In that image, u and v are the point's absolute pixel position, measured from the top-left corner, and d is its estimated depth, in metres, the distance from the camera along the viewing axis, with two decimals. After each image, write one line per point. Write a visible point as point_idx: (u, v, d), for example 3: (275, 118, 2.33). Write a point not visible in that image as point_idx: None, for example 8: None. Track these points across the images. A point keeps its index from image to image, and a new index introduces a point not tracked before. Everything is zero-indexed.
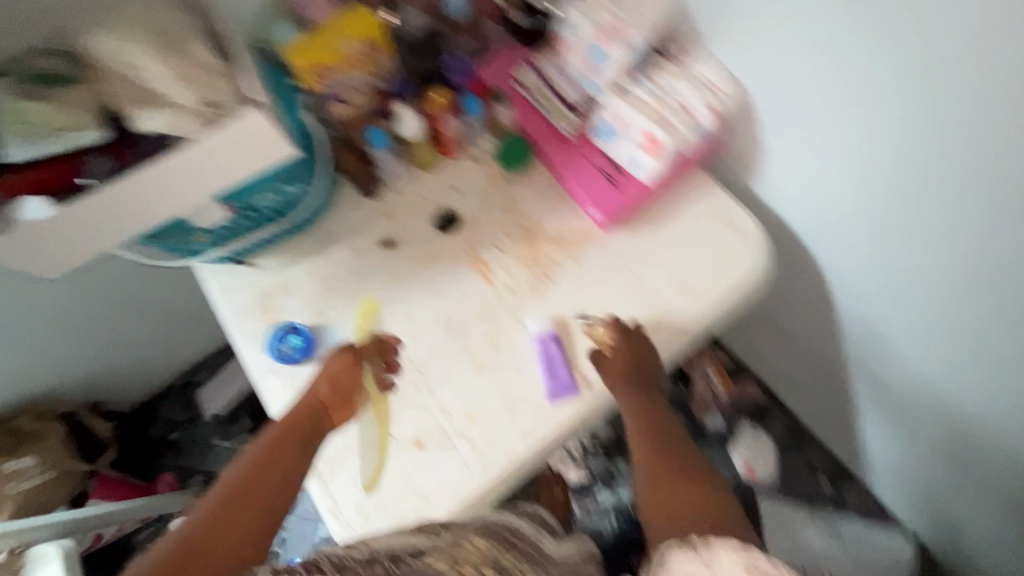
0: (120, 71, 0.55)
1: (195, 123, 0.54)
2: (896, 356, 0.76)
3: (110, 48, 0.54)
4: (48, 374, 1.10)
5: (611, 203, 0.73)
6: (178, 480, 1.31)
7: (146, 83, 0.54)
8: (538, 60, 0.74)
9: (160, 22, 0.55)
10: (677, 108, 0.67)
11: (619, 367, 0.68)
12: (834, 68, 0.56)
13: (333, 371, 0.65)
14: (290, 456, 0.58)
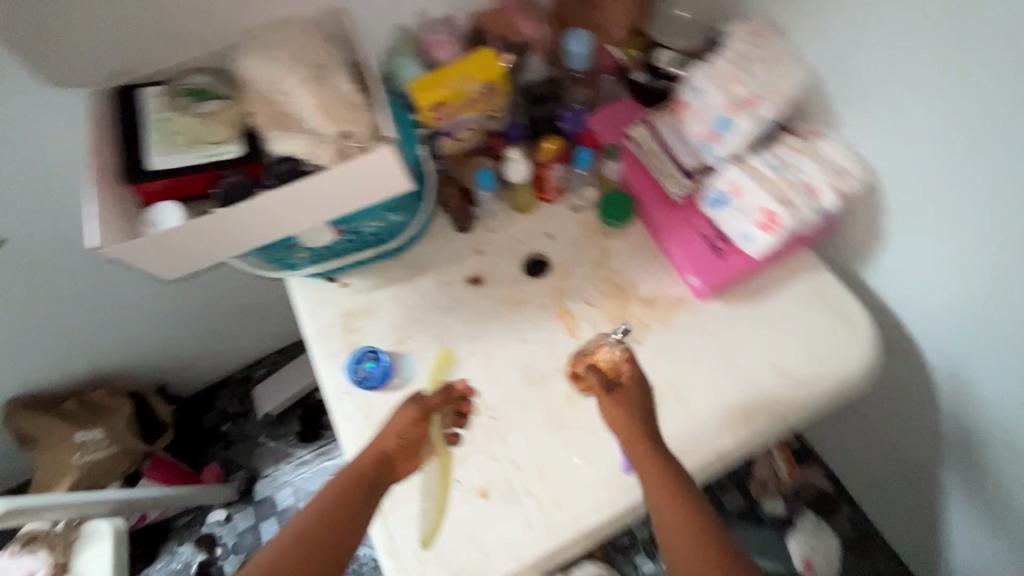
0: (270, 95, 0.57)
1: (328, 151, 0.55)
2: (1010, 480, 0.69)
3: (265, 73, 0.57)
4: (127, 354, 1.15)
5: (714, 273, 0.70)
6: (223, 473, 1.34)
7: (294, 111, 0.57)
8: (655, 120, 0.72)
9: (315, 53, 0.58)
10: (801, 188, 0.64)
11: (623, 406, 0.61)
12: (999, 169, 0.53)
13: (399, 425, 0.61)
14: (353, 510, 0.57)
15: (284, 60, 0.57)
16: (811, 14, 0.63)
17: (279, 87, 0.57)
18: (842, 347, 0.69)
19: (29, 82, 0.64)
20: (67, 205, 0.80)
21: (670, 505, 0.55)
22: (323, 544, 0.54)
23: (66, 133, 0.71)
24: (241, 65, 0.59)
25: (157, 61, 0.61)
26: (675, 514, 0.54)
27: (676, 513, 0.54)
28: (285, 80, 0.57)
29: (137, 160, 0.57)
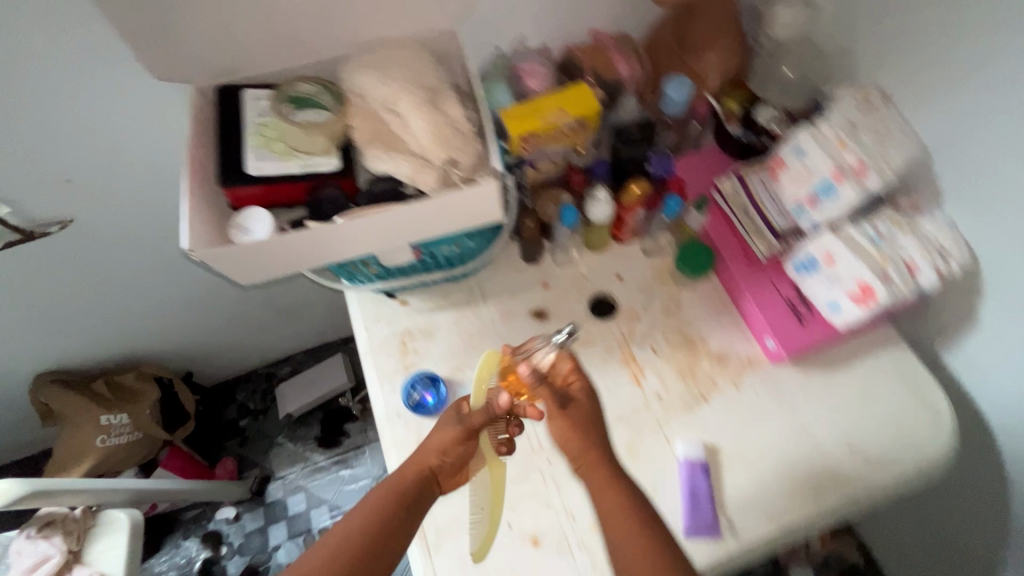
0: (379, 114, 0.57)
1: (431, 176, 0.54)
2: None
3: (377, 91, 0.57)
4: (162, 340, 1.13)
5: (794, 338, 0.68)
6: (237, 469, 1.31)
7: (402, 132, 0.56)
8: (747, 175, 0.71)
9: (427, 75, 0.57)
10: (900, 265, 0.62)
11: (574, 420, 0.57)
12: None
13: (444, 442, 0.56)
14: (395, 527, 0.53)
15: (396, 79, 0.57)
16: (927, 89, 0.62)
17: (390, 106, 0.57)
18: (920, 430, 0.66)
19: (127, 69, 0.64)
20: (136, 192, 0.79)
21: (631, 536, 0.52)
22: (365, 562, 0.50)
23: (151, 123, 0.71)
24: (352, 81, 0.59)
25: (261, 63, 0.61)
26: (629, 548, 0.51)
27: (633, 545, 0.51)
28: (396, 99, 0.56)
29: (233, 162, 0.56)
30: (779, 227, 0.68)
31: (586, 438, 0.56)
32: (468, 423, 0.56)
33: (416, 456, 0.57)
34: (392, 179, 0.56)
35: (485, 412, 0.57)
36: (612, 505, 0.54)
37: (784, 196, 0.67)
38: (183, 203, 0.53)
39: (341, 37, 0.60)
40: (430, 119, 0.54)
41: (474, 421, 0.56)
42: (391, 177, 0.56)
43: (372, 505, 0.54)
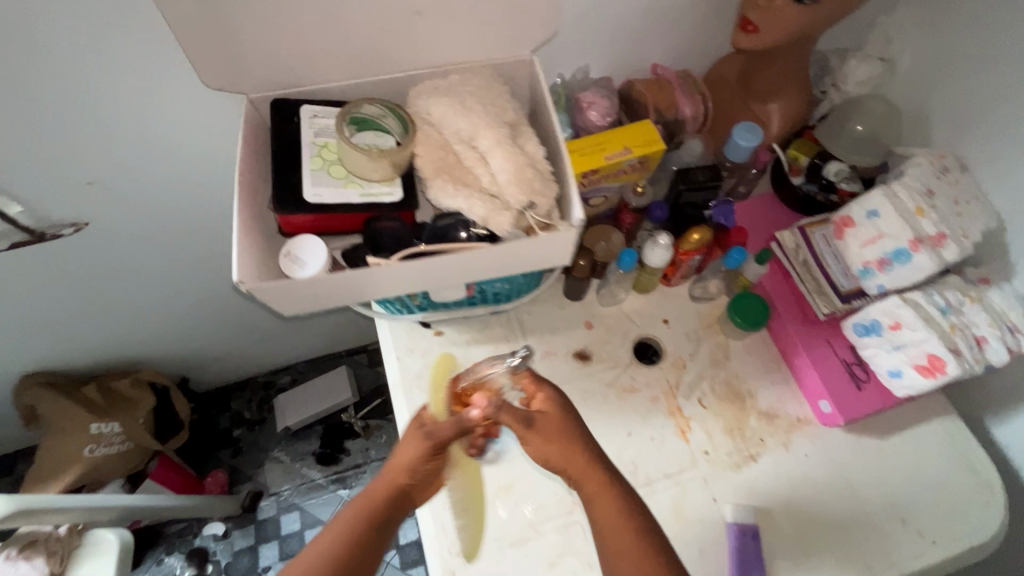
0: (454, 144, 0.53)
1: (507, 219, 0.51)
2: None
3: (451, 118, 0.53)
4: (160, 346, 1.07)
5: (851, 404, 0.66)
6: (228, 483, 1.24)
7: (478, 166, 0.52)
8: (810, 230, 0.69)
9: (505, 106, 0.54)
10: (969, 338, 0.60)
11: (544, 419, 0.58)
12: None
13: (414, 456, 0.58)
14: (369, 541, 0.55)
15: (473, 107, 0.53)
16: (1009, 162, 0.60)
17: (466, 137, 0.53)
18: (973, 506, 0.64)
19: (171, 71, 0.58)
20: (159, 196, 0.73)
21: (618, 532, 0.53)
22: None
23: (187, 126, 0.65)
24: (424, 105, 0.54)
25: (322, 78, 0.56)
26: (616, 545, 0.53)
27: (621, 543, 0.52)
28: (474, 130, 0.52)
29: (289, 185, 0.52)
30: (842, 288, 0.66)
31: (566, 441, 0.57)
32: (437, 438, 0.58)
33: (386, 470, 0.59)
34: (460, 217, 0.53)
35: (455, 424, 0.59)
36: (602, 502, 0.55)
37: (849, 256, 0.64)
38: (233, 228, 0.48)
39: (412, 58, 0.56)
40: (511, 157, 0.50)
41: (444, 434, 0.58)
42: (460, 214, 0.53)
43: (344, 521, 0.56)
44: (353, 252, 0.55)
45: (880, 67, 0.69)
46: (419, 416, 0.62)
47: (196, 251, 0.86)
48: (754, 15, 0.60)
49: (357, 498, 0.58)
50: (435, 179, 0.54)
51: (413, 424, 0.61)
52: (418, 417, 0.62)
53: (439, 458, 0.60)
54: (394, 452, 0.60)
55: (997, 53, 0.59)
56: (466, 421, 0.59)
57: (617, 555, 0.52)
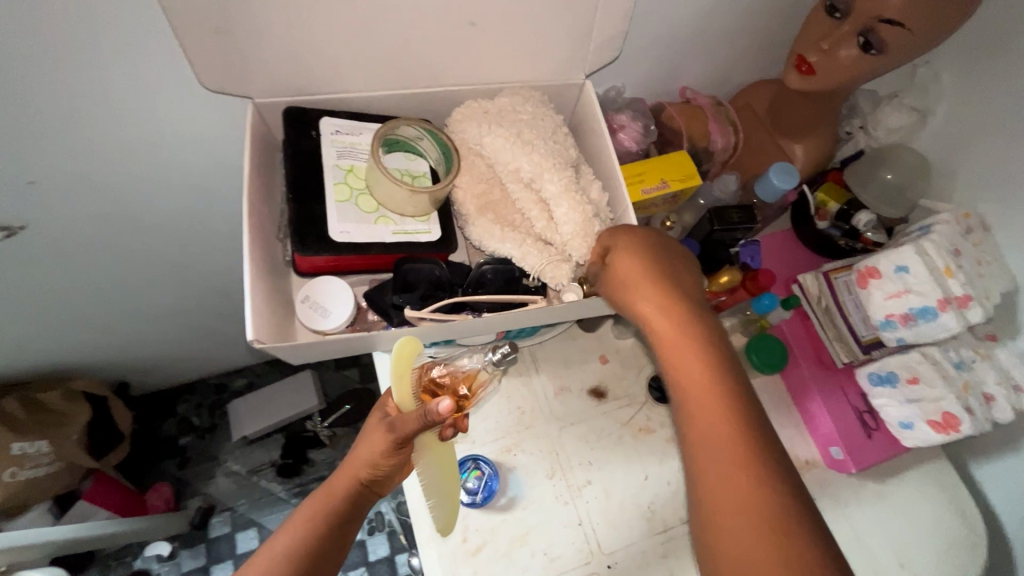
0: (507, 181, 0.49)
1: (566, 272, 0.48)
2: None
3: (506, 154, 0.48)
4: (97, 353, 0.92)
5: (863, 452, 0.66)
6: (174, 498, 1.12)
7: (534, 210, 0.49)
8: (834, 276, 0.68)
9: (565, 141, 0.50)
10: (980, 396, 0.62)
11: (662, 323, 0.43)
12: None
13: (377, 450, 0.48)
14: (337, 531, 0.48)
15: (532, 143, 0.48)
16: None
17: (522, 175, 0.49)
18: (964, 550, 0.66)
19: (150, 58, 0.48)
20: (111, 193, 0.61)
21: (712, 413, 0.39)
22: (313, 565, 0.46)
23: (162, 120, 0.55)
24: (475, 132, 0.49)
25: (346, 86, 0.48)
26: (723, 486, 0.37)
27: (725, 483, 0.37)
28: (533, 169, 0.48)
29: (313, 219, 0.45)
30: (862, 337, 0.67)
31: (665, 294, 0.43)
32: (400, 433, 0.45)
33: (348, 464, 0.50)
34: (515, 262, 0.50)
35: (420, 419, 0.43)
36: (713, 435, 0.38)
37: (872, 307, 0.64)
38: (246, 277, 0.42)
39: (449, 69, 0.48)
40: (577, 207, 0.47)
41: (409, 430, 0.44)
42: (508, 260, 0.50)
43: (302, 524, 0.47)
44: (377, 294, 0.48)
45: (911, 117, 0.69)
46: (384, 405, 0.51)
47: (154, 252, 0.75)
48: (813, 57, 0.58)
49: (314, 496, 0.50)
50: (485, 215, 0.50)
51: (377, 414, 0.50)
52: (381, 408, 0.51)
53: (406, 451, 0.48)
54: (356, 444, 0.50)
55: None
56: (429, 416, 0.42)
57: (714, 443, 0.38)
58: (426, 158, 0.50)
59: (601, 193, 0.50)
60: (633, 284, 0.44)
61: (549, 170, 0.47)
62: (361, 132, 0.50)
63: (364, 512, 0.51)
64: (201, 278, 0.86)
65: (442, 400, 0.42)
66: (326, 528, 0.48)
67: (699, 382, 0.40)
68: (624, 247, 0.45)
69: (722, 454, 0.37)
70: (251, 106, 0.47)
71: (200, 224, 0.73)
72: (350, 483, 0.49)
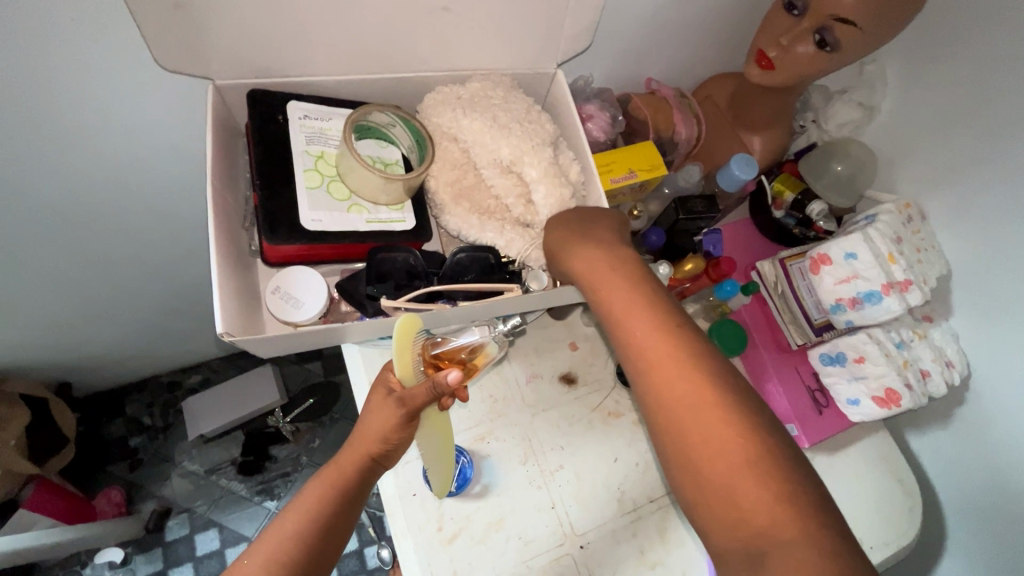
0: (483, 165, 0.50)
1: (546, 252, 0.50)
2: None
3: (485, 138, 0.48)
4: (35, 352, 0.86)
5: (815, 428, 0.70)
6: (125, 502, 1.07)
7: (512, 197, 0.51)
8: (790, 263, 0.71)
9: (539, 120, 0.50)
10: (917, 372, 0.67)
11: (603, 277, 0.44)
12: None
13: (386, 427, 0.46)
14: (346, 507, 0.47)
15: (508, 126, 0.48)
16: (965, 213, 0.66)
17: (498, 161, 0.49)
18: (902, 514, 0.72)
19: (96, 35, 0.45)
20: (51, 180, 0.57)
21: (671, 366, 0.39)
22: (324, 541, 0.45)
23: (109, 101, 0.51)
24: (451, 118, 0.49)
25: (312, 68, 0.46)
26: (693, 422, 0.37)
27: (699, 425, 0.37)
28: (511, 154, 0.49)
29: (282, 207, 0.44)
30: (815, 320, 0.70)
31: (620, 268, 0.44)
32: (410, 409, 0.45)
33: (355, 441, 0.48)
34: (493, 250, 0.49)
35: (428, 391, 0.44)
36: (671, 379, 0.39)
37: (823, 291, 0.68)
38: (212, 267, 0.40)
39: (421, 57, 0.48)
40: (554, 192, 0.49)
41: (418, 404, 0.45)
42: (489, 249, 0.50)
43: (311, 502, 0.46)
44: (350, 284, 0.47)
45: (859, 111, 0.74)
46: (385, 379, 0.49)
47: (99, 243, 0.70)
48: (773, 53, 0.60)
49: (322, 474, 0.48)
50: (461, 201, 0.51)
51: (379, 389, 0.48)
52: (382, 380, 0.49)
53: (416, 425, 0.47)
54: (362, 420, 0.48)
55: (973, 115, 0.64)
56: (440, 387, 0.44)
57: (677, 394, 0.38)
58: (398, 145, 0.50)
59: (580, 171, 0.52)
60: (568, 248, 0.46)
61: (528, 154, 0.48)
62: (330, 117, 0.48)
63: (373, 486, 0.50)
64: (151, 270, 0.81)
65: (451, 372, 0.44)
66: (335, 508, 0.46)
67: (648, 332, 0.41)
68: (560, 228, 0.48)
69: (687, 402, 0.38)
70: (211, 88, 0.44)
71: (150, 214, 0.69)
72: (359, 459, 0.48)
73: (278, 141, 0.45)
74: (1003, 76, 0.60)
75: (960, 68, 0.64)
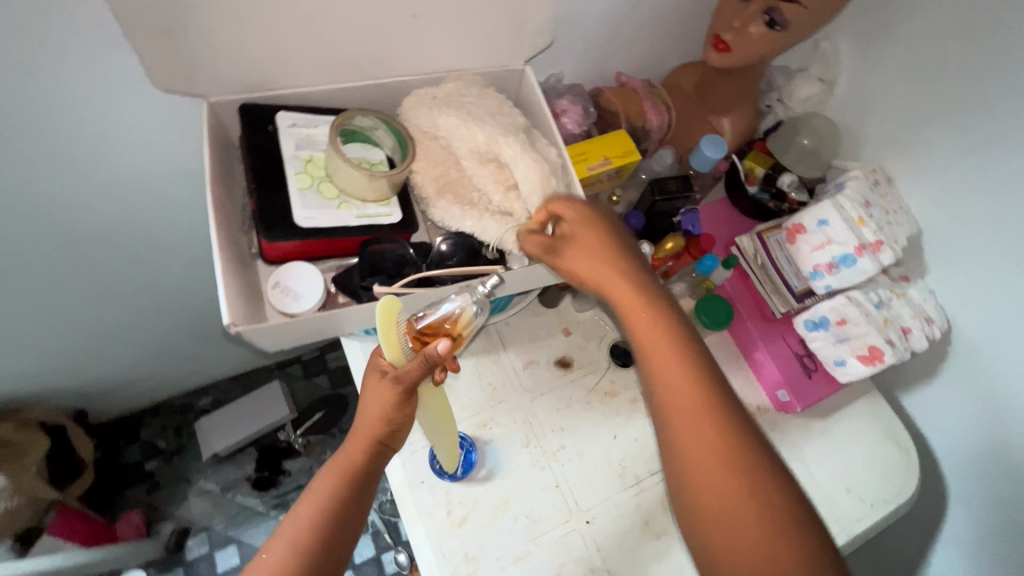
0: (464, 156, 0.53)
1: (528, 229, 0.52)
2: None
3: (462, 130, 0.51)
4: (49, 379, 0.89)
5: (804, 391, 0.73)
6: (144, 524, 1.09)
7: (492, 187, 0.52)
8: (767, 235, 0.74)
9: (511, 112, 0.53)
10: (898, 329, 0.69)
11: (606, 286, 0.48)
12: None
13: (386, 405, 0.49)
14: (358, 492, 0.50)
15: (482, 118, 0.52)
16: (930, 175, 0.70)
17: (477, 150, 0.52)
18: (898, 472, 0.74)
19: (95, 64, 0.49)
20: (61, 206, 0.61)
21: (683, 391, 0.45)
22: (341, 523, 0.48)
23: (112, 126, 0.55)
24: (428, 118, 0.52)
25: (299, 79, 0.50)
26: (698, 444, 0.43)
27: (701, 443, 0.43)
28: (487, 140, 0.51)
29: (275, 208, 0.47)
30: (795, 288, 0.72)
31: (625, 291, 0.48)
32: (407, 384, 0.47)
33: (359, 427, 0.51)
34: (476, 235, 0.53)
35: (421, 364, 0.46)
36: (683, 401, 0.44)
37: (801, 259, 0.71)
38: (216, 262, 0.43)
39: (397, 62, 0.52)
40: (534, 164, 0.50)
41: (413, 379, 0.47)
42: (467, 234, 0.52)
43: (322, 494, 0.49)
44: (345, 277, 0.50)
45: (820, 87, 0.77)
46: (376, 363, 0.50)
47: (108, 268, 0.74)
48: (728, 36, 0.64)
49: (331, 464, 0.51)
50: (442, 195, 0.53)
51: (373, 372, 0.50)
52: (374, 364, 0.51)
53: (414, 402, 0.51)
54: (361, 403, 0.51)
55: (927, 81, 0.68)
56: (430, 359, 0.45)
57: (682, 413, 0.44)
58: (382, 147, 0.52)
59: (557, 149, 0.53)
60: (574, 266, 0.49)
61: (503, 137, 0.51)
62: (316, 124, 0.51)
63: (383, 470, 0.53)
64: (159, 293, 0.84)
65: (440, 342, 0.45)
66: (347, 492, 0.49)
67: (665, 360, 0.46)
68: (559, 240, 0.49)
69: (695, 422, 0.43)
70: (205, 103, 0.48)
71: (158, 236, 0.73)
72: (366, 443, 0.50)
73: (269, 148, 0.49)
74: (950, 43, 0.64)
75: (910, 38, 0.68)
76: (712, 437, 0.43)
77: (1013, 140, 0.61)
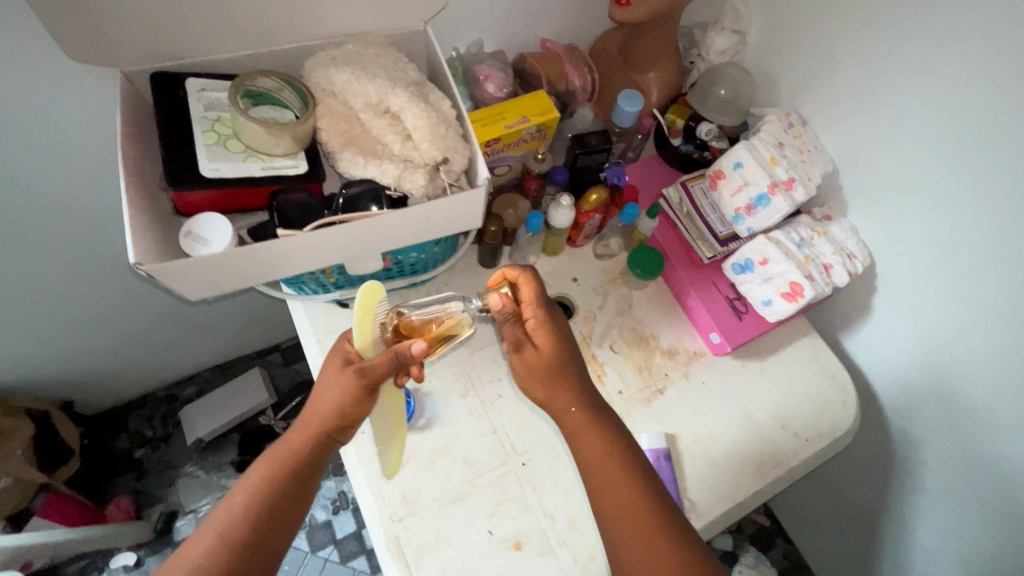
0: (360, 110, 0.56)
1: (421, 175, 0.55)
2: (940, 520, 0.81)
3: (356, 86, 0.55)
4: (32, 367, 0.95)
5: (735, 332, 0.75)
6: (134, 508, 1.14)
7: (389, 135, 0.55)
8: (691, 185, 0.77)
9: (405, 67, 0.58)
10: (819, 265, 0.71)
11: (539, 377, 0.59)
12: (960, 262, 0.65)
13: (341, 396, 0.54)
14: (299, 479, 0.55)
15: (375, 73, 0.55)
16: (839, 113, 0.73)
17: (370, 103, 0.56)
18: (836, 407, 0.76)
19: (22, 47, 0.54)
20: (15, 190, 0.66)
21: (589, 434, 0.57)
22: (277, 509, 0.53)
23: (51, 110, 0.60)
24: (327, 78, 0.55)
25: (207, 48, 0.54)
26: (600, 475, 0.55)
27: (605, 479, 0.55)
28: (379, 93, 0.55)
29: (185, 163, 0.51)
30: (720, 233, 0.76)
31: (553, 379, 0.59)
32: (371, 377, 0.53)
33: (310, 417, 0.56)
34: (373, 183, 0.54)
35: (391, 360, 0.53)
36: (590, 443, 0.57)
37: (724, 205, 0.74)
38: (123, 209, 0.47)
39: (299, 27, 0.56)
40: (422, 113, 0.54)
41: (377, 373, 0.53)
42: (370, 182, 0.55)
43: (263, 478, 0.54)
44: (261, 227, 0.54)
45: (735, 38, 0.81)
46: (343, 349, 0.57)
47: (72, 252, 0.79)
48: None
49: (277, 451, 0.56)
50: (340, 146, 0.55)
51: (338, 359, 0.56)
52: (340, 348, 0.57)
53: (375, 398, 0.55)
54: (317, 395, 0.56)
55: (826, 22, 0.71)
56: (403, 356, 0.53)
57: (588, 447, 0.57)
58: (291, 109, 0.56)
59: (447, 102, 0.56)
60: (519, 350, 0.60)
61: (393, 89, 0.55)
62: (225, 87, 0.56)
63: (326, 460, 0.58)
64: (127, 277, 0.89)
65: (416, 344, 0.53)
66: (287, 479, 0.54)
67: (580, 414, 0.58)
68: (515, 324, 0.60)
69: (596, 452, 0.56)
70: (120, 74, 0.53)
71: (117, 218, 0.78)
72: (313, 435, 0.55)
73: (180, 111, 0.53)
74: None
75: None
76: (610, 465, 0.55)
77: (902, 68, 0.64)
